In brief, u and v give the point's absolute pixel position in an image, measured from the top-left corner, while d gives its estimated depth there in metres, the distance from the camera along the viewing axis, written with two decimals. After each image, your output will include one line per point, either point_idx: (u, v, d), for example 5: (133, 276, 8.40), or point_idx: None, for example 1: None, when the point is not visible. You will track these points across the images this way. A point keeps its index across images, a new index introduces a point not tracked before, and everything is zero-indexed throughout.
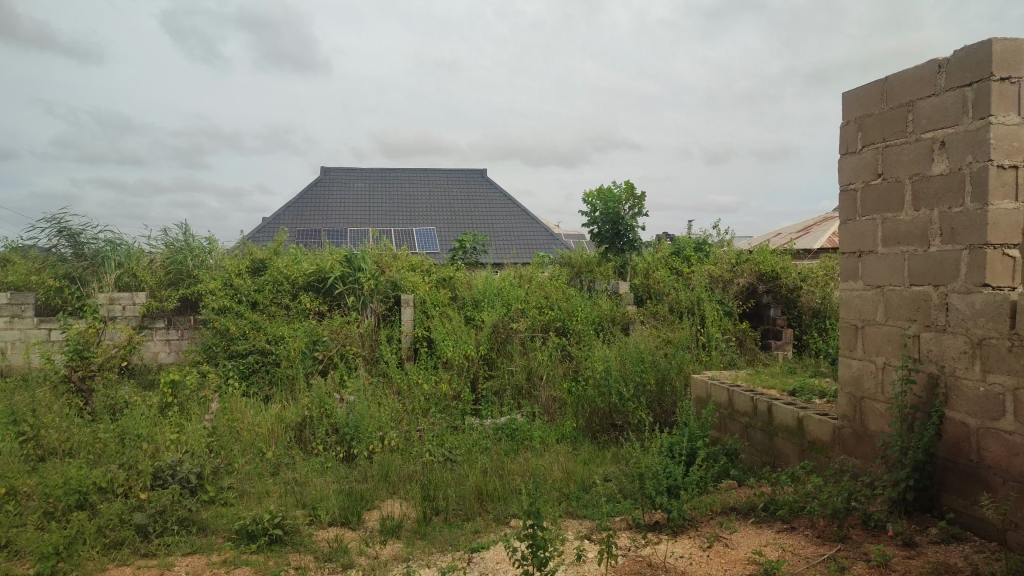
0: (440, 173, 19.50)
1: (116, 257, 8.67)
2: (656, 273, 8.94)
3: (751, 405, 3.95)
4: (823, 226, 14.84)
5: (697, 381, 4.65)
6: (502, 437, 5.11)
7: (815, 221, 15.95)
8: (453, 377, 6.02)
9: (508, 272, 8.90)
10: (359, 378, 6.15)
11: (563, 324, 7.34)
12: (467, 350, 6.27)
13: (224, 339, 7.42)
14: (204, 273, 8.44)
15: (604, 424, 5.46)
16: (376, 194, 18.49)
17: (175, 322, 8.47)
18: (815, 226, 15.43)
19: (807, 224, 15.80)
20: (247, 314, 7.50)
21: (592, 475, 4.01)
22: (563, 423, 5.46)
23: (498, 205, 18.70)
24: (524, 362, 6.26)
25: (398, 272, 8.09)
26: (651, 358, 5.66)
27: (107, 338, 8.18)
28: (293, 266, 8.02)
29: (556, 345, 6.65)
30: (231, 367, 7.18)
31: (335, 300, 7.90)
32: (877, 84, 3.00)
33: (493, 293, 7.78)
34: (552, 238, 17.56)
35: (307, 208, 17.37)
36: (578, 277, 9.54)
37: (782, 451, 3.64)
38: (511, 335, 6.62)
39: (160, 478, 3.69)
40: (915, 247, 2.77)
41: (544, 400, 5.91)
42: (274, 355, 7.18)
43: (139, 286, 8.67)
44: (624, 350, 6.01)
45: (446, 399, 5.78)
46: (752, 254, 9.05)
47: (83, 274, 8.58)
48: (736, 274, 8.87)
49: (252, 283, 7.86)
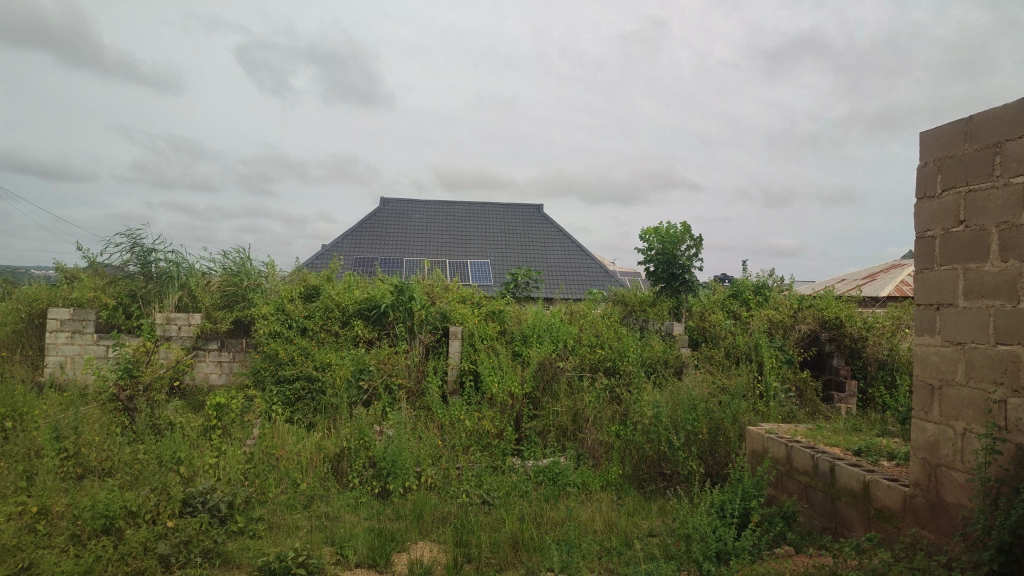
0: (497, 206, 19.57)
1: (178, 277, 8.87)
2: (712, 316, 8.64)
3: (811, 463, 3.67)
4: (890, 274, 14.26)
5: (753, 433, 4.38)
6: (543, 480, 4.91)
7: (880, 268, 15.41)
8: (496, 414, 5.85)
9: (559, 308, 8.74)
10: (402, 410, 6.04)
11: (613, 364, 7.12)
12: (513, 386, 6.10)
13: (273, 363, 7.44)
14: (258, 297, 8.53)
15: (651, 472, 5.21)
16: (433, 225, 18.62)
17: (227, 345, 8.55)
18: (881, 274, 14.86)
19: (872, 271, 15.26)
20: (297, 340, 7.52)
21: (637, 530, 3.77)
22: (608, 469, 5.27)
23: (553, 240, 18.62)
24: (570, 402, 6.06)
25: (448, 303, 8.01)
26: (704, 405, 5.39)
27: (161, 357, 8.30)
28: (344, 294, 8.03)
29: (605, 386, 6.44)
30: (277, 392, 7.17)
31: (384, 329, 7.86)
32: (959, 124, 2.77)
33: (543, 329, 7.62)
34: (607, 275, 17.37)
35: (365, 237, 17.58)
36: (632, 317, 9.31)
37: (844, 517, 3.36)
38: (558, 374, 6.43)
39: (190, 506, 3.61)
40: (1002, 302, 2.51)
41: (590, 443, 5.69)
42: (320, 382, 7.15)
43: (195, 307, 8.81)
44: (676, 395, 5.75)
45: (488, 437, 5.61)
46: (815, 300, 8.69)
47: (143, 293, 8.77)
48: (797, 321, 8.51)
49: (303, 308, 7.89)
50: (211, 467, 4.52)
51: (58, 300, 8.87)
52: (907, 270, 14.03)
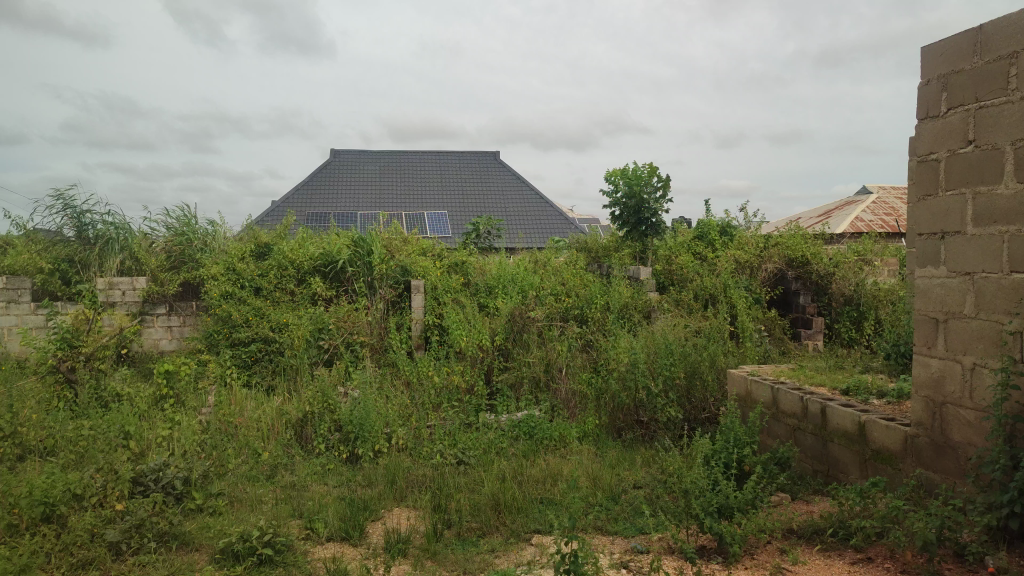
0: (452, 156, 19.07)
1: (119, 240, 8.34)
2: (678, 258, 8.48)
3: (800, 405, 3.54)
4: (846, 211, 14.36)
5: (735, 376, 4.24)
6: (519, 435, 4.73)
7: (835, 205, 15.52)
8: (466, 368, 5.61)
9: (523, 257, 8.48)
10: (366, 369, 5.77)
11: (581, 312, 6.94)
12: (481, 339, 5.86)
13: (226, 325, 7.07)
14: (207, 257, 8.08)
15: (629, 421, 5.07)
16: (387, 177, 18.07)
17: (177, 308, 8.12)
18: (836, 211, 14.95)
19: (827, 209, 15.38)
20: (250, 300, 7.14)
21: (622, 484, 3.61)
22: (584, 419, 5.13)
23: (511, 188, 18.26)
24: (541, 352, 5.86)
25: (408, 256, 7.69)
26: (680, 350, 5.25)
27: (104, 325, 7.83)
28: (298, 250, 7.65)
29: (576, 335, 6.26)
30: (232, 356, 6.82)
31: (342, 285, 7.51)
32: (967, 35, 2.54)
33: (508, 278, 7.36)
34: (567, 222, 17.16)
35: (317, 191, 16.99)
36: (597, 263, 9.13)
37: (839, 459, 3.23)
38: (528, 324, 6.20)
39: (141, 485, 3.33)
40: (1018, 227, 2.33)
41: (563, 394, 5.50)
42: (277, 343, 6.82)
43: (140, 270, 8.33)
44: (650, 340, 5.59)
45: (459, 392, 5.39)
46: (780, 239, 8.60)
47: (82, 257, 8.24)
48: (763, 260, 8.42)
49: (256, 267, 7.50)
50: (163, 442, 4.22)
51: None
52: (862, 207, 14.14)
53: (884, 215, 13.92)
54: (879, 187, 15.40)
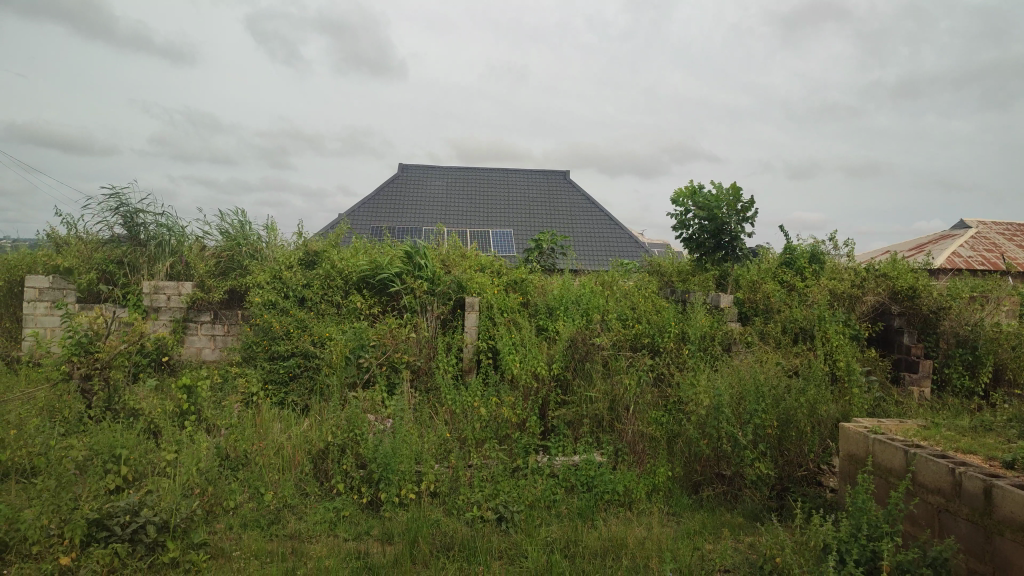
0: (520, 173, 18.50)
1: (170, 242, 7.96)
2: (764, 285, 7.56)
3: (949, 480, 2.67)
4: (942, 245, 13.07)
5: (851, 433, 3.38)
6: (574, 486, 4.00)
7: (927, 239, 14.24)
8: (518, 399, 4.85)
9: (589, 278, 7.73)
10: (405, 395, 5.10)
11: (652, 340, 6.12)
12: (538, 367, 5.09)
13: (266, 337, 6.55)
14: (256, 264, 7.61)
15: (707, 474, 4.33)
16: (453, 193, 17.62)
17: (221, 317, 7.66)
18: (930, 244, 13.66)
19: (919, 242, 14.11)
20: (293, 311, 6.60)
21: (704, 570, 2.81)
22: (654, 468, 4.35)
23: (579, 208, 17.53)
24: (606, 385, 5.01)
25: (464, 271, 7.00)
26: (771, 391, 4.40)
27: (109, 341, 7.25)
28: (348, 260, 7.08)
29: (647, 367, 5.47)
30: (269, 371, 6.31)
31: (391, 300, 6.93)
32: None
33: (571, 299, 6.60)
34: (636, 245, 16.32)
35: (381, 205, 16.63)
36: (669, 288, 8.34)
37: (1012, 562, 2.37)
38: (592, 351, 5.39)
39: (104, 530, 2.75)
40: None
41: (630, 436, 4.69)
42: (317, 359, 6.24)
43: (188, 275, 7.94)
44: (736, 377, 4.74)
45: (509, 428, 4.65)
46: (881, 267, 7.59)
47: (130, 258, 7.87)
48: (863, 292, 7.38)
49: (302, 275, 6.99)
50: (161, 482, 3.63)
51: (37, 266, 8.02)
52: (961, 243, 12.81)
53: (985, 251, 12.59)
54: (979, 222, 14.00)
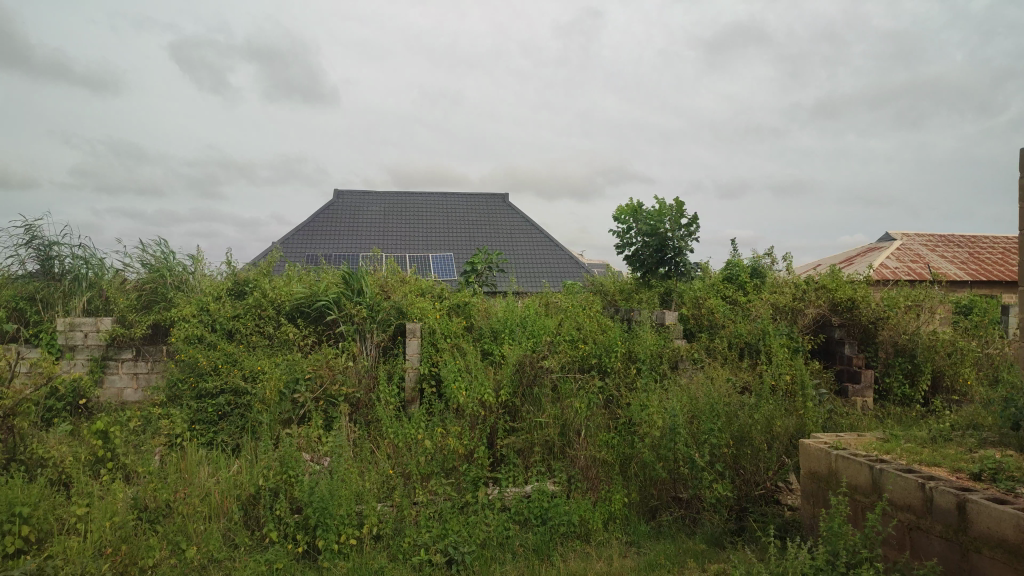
0: (459, 197, 18.34)
1: (87, 276, 7.44)
2: (708, 301, 7.52)
3: (919, 495, 2.56)
4: (869, 257, 13.42)
5: (812, 449, 3.26)
6: (526, 519, 3.78)
7: (855, 252, 14.62)
8: (464, 429, 4.59)
9: (532, 299, 7.56)
10: (344, 430, 4.79)
11: (599, 361, 5.96)
12: (485, 393, 4.86)
13: (193, 373, 6.13)
14: (181, 296, 7.17)
15: (664, 498, 4.16)
16: (391, 219, 17.31)
17: (144, 353, 7.19)
18: (858, 257, 14.04)
19: (848, 255, 14.49)
20: (221, 345, 6.20)
21: None
22: (609, 494, 4.16)
23: (519, 230, 17.45)
24: (556, 409, 4.81)
25: (405, 296, 6.72)
26: (724, 409, 4.28)
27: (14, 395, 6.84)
28: (281, 288, 6.72)
29: (597, 389, 5.30)
30: (196, 410, 5.89)
31: (327, 330, 6.62)
32: None
33: (516, 321, 6.40)
34: (577, 265, 16.30)
35: (317, 233, 16.17)
36: (613, 307, 8.24)
37: None
38: (540, 375, 5.19)
39: None
40: None
41: (582, 461, 4.48)
42: (249, 394, 5.87)
43: (108, 310, 7.43)
44: (689, 396, 4.61)
45: (456, 460, 4.39)
46: (820, 279, 7.66)
47: (43, 294, 7.28)
48: (804, 303, 7.41)
49: (231, 306, 6.60)
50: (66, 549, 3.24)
51: None
52: (888, 255, 13.19)
53: (910, 262, 12.98)
54: (903, 234, 14.46)
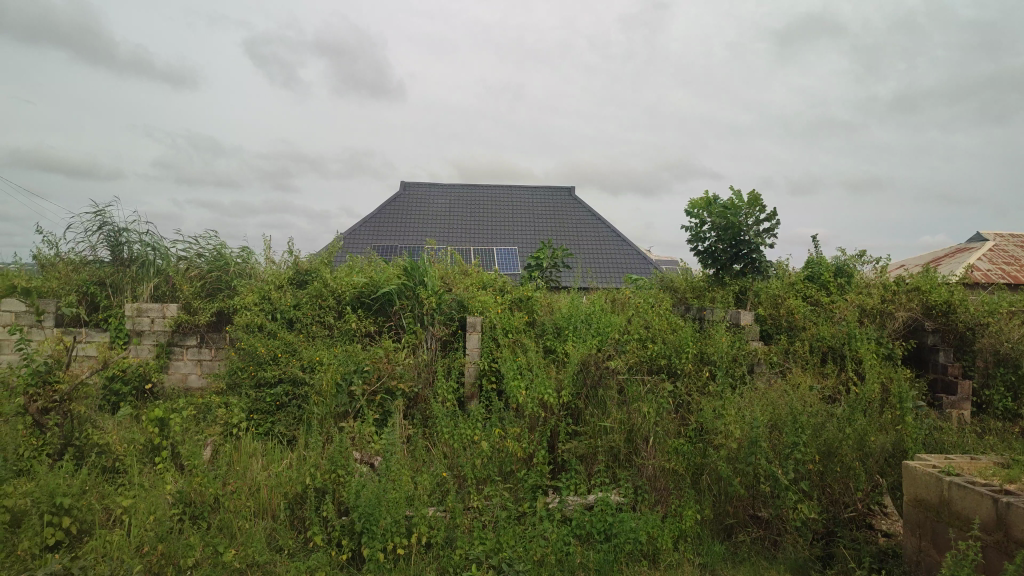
0: (524, 190, 18.09)
1: (154, 263, 7.45)
2: (787, 301, 7.03)
3: None
4: (959, 258, 12.50)
5: (919, 474, 2.86)
6: (589, 534, 3.49)
7: (942, 253, 13.69)
8: (524, 431, 4.32)
9: (598, 295, 7.23)
10: (398, 428, 4.60)
11: (668, 362, 5.59)
12: (546, 394, 4.55)
13: (252, 363, 6.03)
14: (244, 284, 7.12)
15: (740, 516, 3.80)
16: (456, 211, 17.19)
17: (208, 340, 7.17)
18: (946, 258, 13.10)
19: (934, 256, 13.55)
20: (280, 334, 6.10)
21: None
22: (680, 509, 3.83)
23: (585, 224, 17.07)
24: (622, 413, 4.48)
25: (466, 289, 6.49)
26: (811, 421, 3.88)
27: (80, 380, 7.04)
28: (342, 278, 6.59)
29: (667, 394, 4.95)
30: (254, 399, 5.79)
31: (388, 320, 6.43)
32: None
33: (580, 318, 6.10)
34: (645, 261, 15.83)
35: (383, 224, 16.17)
36: (683, 305, 7.83)
37: None
38: (607, 375, 4.87)
39: None
40: None
41: (650, 471, 4.14)
42: (306, 385, 5.74)
43: (174, 296, 7.44)
44: (770, 405, 4.21)
45: (515, 464, 4.13)
46: (913, 281, 7.07)
47: (112, 280, 7.35)
48: (894, 306, 6.84)
49: (292, 295, 6.51)
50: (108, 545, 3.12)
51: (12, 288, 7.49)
52: (979, 257, 12.26)
53: (1004, 264, 12.03)
54: (996, 234, 13.45)
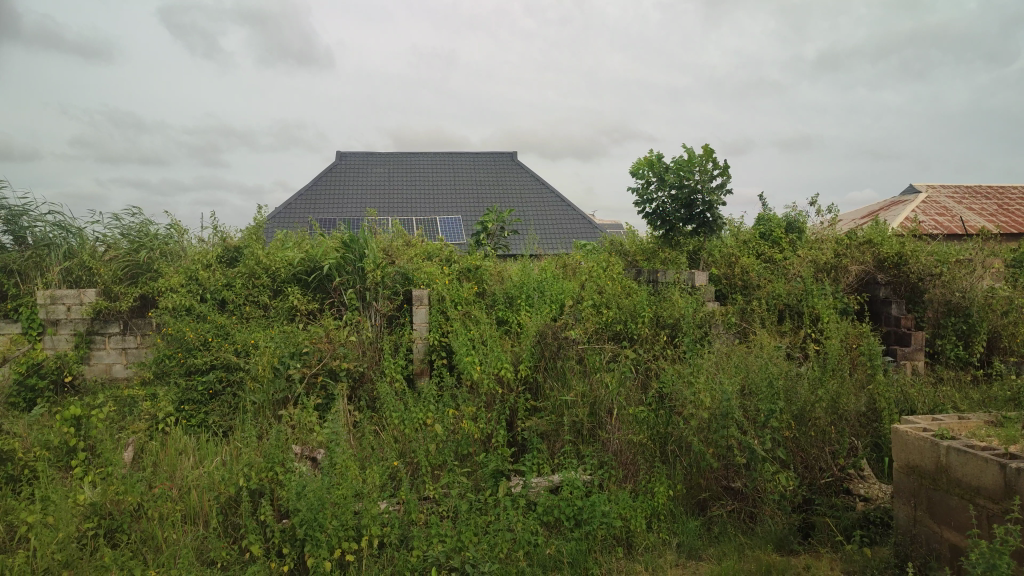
0: (466, 157, 17.62)
1: (63, 246, 6.83)
2: (741, 259, 6.87)
3: None
4: (894, 211, 12.61)
5: (911, 439, 2.66)
6: (558, 521, 3.21)
7: (878, 206, 13.82)
8: (480, 410, 4.01)
9: (548, 261, 6.93)
10: (343, 415, 4.23)
11: (624, 328, 5.33)
12: (502, 369, 4.26)
13: (180, 349, 5.53)
14: (168, 265, 6.54)
15: (714, 489, 3.59)
16: (396, 181, 16.63)
17: (132, 327, 6.56)
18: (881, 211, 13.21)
19: (870, 210, 13.65)
20: (211, 317, 5.61)
21: None
22: (651, 486, 3.58)
23: (529, 190, 16.73)
24: (583, 386, 4.23)
25: (411, 261, 6.09)
26: (784, 384, 3.67)
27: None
28: (275, 254, 6.11)
29: (628, 362, 4.70)
30: (184, 389, 5.31)
31: (328, 297, 5.98)
32: None
33: (533, 285, 5.78)
34: (590, 226, 15.61)
35: (320, 197, 15.52)
36: (635, 268, 7.61)
37: None
38: (564, 346, 4.59)
39: None
40: None
41: (616, 445, 3.90)
42: (242, 371, 5.28)
43: (91, 281, 6.80)
44: (738, 370, 3.99)
45: (472, 447, 3.82)
46: (865, 234, 6.95)
47: (19, 265, 6.60)
48: (847, 260, 6.72)
49: (222, 274, 6.03)
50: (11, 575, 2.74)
51: None
52: (914, 209, 12.38)
53: (937, 215, 12.18)
54: (928, 186, 13.63)
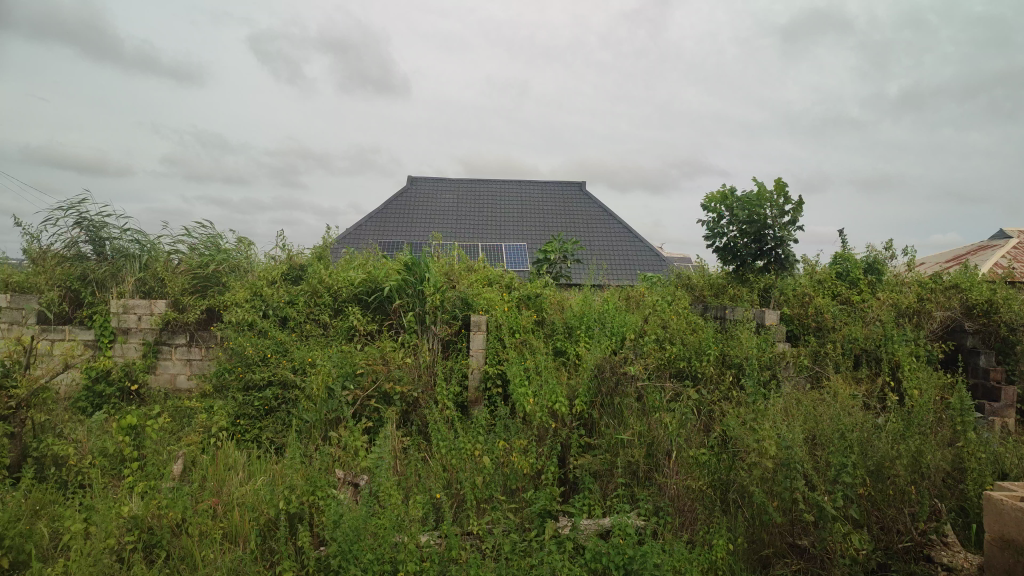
0: (534, 185, 17.63)
1: (139, 257, 7.02)
2: (814, 299, 6.53)
3: None
4: (981, 256, 11.90)
5: (1007, 509, 2.37)
6: (606, 570, 3.01)
7: (964, 250, 13.08)
8: (531, 445, 3.85)
9: (611, 293, 6.74)
10: (391, 441, 4.14)
11: (688, 365, 5.09)
12: (556, 403, 4.11)
13: (240, 364, 5.57)
14: (235, 280, 6.65)
15: (779, 545, 3.32)
16: (464, 206, 16.74)
17: (198, 339, 6.68)
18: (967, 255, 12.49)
19: (956, 254, 12.93)
20: (271, 333, 5.65)
21: None
22: (710, 538, 3.34)
23: (596, 220, 16.58)
24: (641, 425, 4.03)
25: (471, 286, 6.02)
26: (860, 437, 3.39)
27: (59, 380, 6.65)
28: (338, 274, 6.14)
29: (690, 402, 4.47)
30: (240, 404, 5.33)
31: (387, 319, 5.95)
32: None
33: (593, 317, 5.61)
34: (658, 258, 15.31)
35: (389, 220, 15.74)
36: (701, 304, 7.36)
37: None
38: (622, 381, 4.40)
39: None
40: None
41: (673, 490, 3.67)
42: (297, 389, 5.26)
43: (162, 292, 6.97)
44: (809, 418, 3.73)
45: (521, 482, 3.66)
46: (952, 278, 6.51)
47: (96, 275, 6.86)
48: (931, 305, 6.30)
49: (285, 291, 6.07)
50: None
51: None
52: (1003, 254, 11.66)
53: None
54: (1020, 231, 12.85)
